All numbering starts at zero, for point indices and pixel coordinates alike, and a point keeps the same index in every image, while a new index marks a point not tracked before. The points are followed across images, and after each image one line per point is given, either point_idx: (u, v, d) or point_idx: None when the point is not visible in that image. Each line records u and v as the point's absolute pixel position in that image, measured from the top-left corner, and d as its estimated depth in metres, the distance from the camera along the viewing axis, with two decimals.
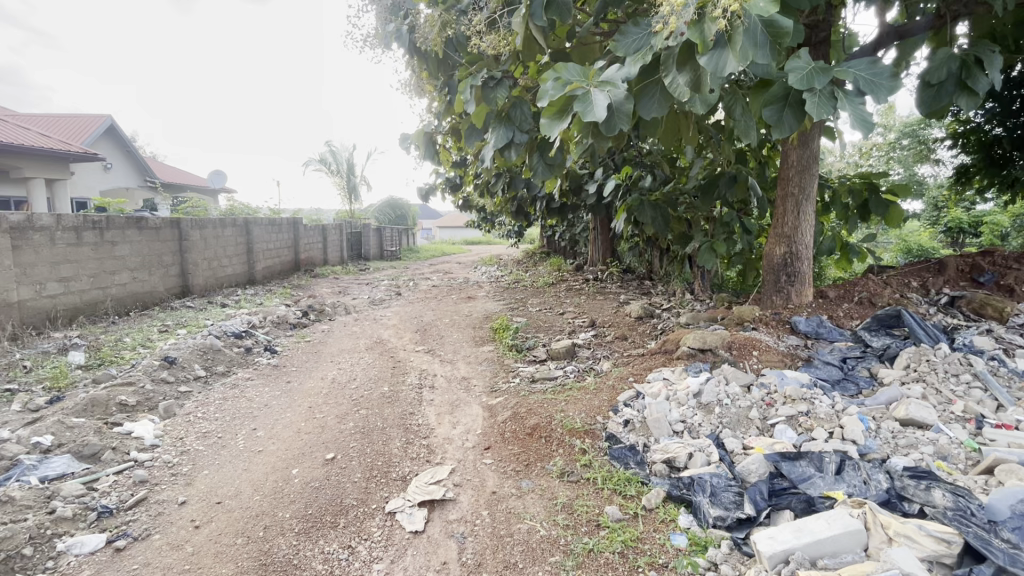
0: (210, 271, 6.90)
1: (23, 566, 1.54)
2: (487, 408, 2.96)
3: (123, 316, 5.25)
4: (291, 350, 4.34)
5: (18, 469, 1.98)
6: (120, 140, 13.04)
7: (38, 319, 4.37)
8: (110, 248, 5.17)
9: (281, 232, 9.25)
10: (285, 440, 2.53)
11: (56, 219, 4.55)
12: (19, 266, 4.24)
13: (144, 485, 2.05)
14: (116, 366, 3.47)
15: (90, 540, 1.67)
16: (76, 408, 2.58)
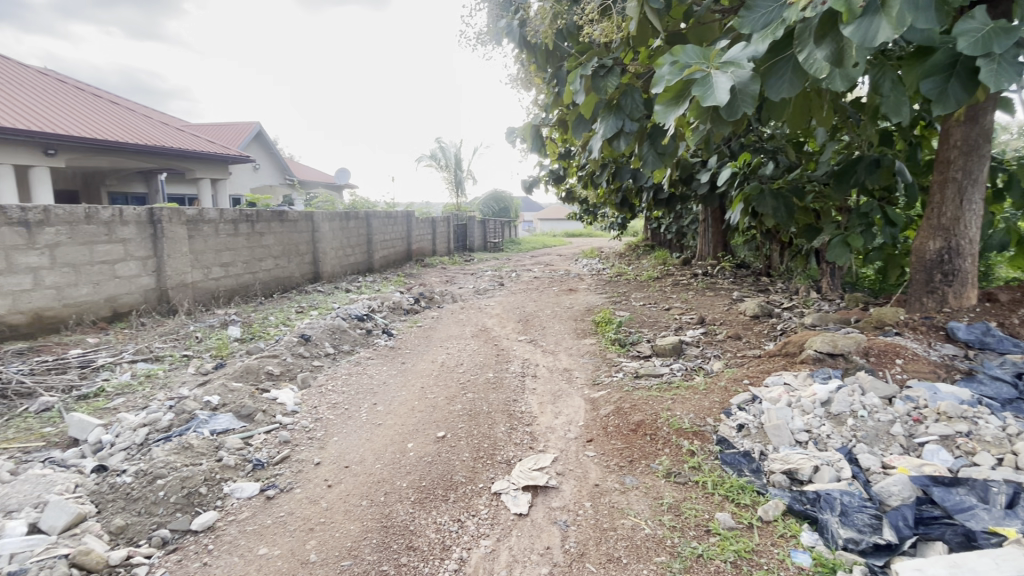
0: (336, 259, 7.64)
1: (201, 501, 1.83)
2: (590, 401, 2.95)
3: (268, 297, 6.03)
4: (404, 334, 4.68)
5: (195, 421, 2.37)
6: (266, 143, 14.91)
7: (206, 297, 5.18)
8: (259, 238, 5.95)
9: (396, 224, 9.95)
10: (402, 416, 2.74)
11: (219, 213, 5.32)
12: (193, 252, 5.04)
13: (287, 445, 2.35)
14: (264, 340, 4.01)
15: (247, 487, 1.96)
16: (235, 373, 3.02)
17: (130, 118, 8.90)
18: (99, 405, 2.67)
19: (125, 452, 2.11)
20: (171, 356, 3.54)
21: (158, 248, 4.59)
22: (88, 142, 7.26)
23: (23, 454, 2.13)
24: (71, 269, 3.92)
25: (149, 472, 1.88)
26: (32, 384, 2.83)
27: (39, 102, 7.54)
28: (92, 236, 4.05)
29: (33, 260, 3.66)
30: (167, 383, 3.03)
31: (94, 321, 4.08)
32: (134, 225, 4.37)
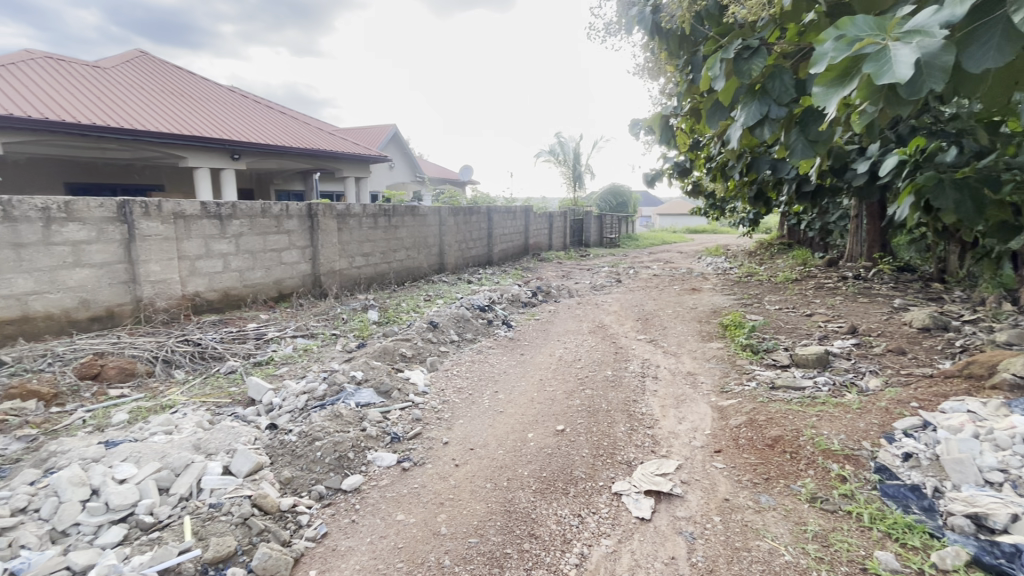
0: (459, 252, 8.08)
1: (349, 465, 2.06)
2: (718, 409, 2.76)
3: (400, 285, 6.57)
4: (523, 326, 4.79)
5: (343, 394, 2.66)
6: (401, 142, 16.22)
7: (350, 283, 5.80)
8: (395, 231, 6.50)
9: (515, 219, 10.20)
10: (522, 405, 2.82)
11: (362, 208, 5.90)
12: (341, 242, 5.65)
13: (419, 422, 2.54)
14: (397, 325, 4.38)
15: (386, 457, 2.16)
16: (375, 352, 3.35)
17: (293, 126, 10.23)
18: (270, 372, 3.14)
19: (290, 414, 2.43)
20: (323, 334, 4.03)
21: (314, 238, 5.24)
22: (261, 147, 8.49)
23: (216, 408, 2.56)
24: (250, 256, 4.62)
25: (309, 433, 2.14)
26: (222, 350, 3.40)
27: (228, 115, 9.00)
28: (266, 228, 4.73)
29: (223, 247, 4.37)
30: (320, 357, 3.46)
31: (266, 300, 4.79)
32: (296, 218, 5.03)
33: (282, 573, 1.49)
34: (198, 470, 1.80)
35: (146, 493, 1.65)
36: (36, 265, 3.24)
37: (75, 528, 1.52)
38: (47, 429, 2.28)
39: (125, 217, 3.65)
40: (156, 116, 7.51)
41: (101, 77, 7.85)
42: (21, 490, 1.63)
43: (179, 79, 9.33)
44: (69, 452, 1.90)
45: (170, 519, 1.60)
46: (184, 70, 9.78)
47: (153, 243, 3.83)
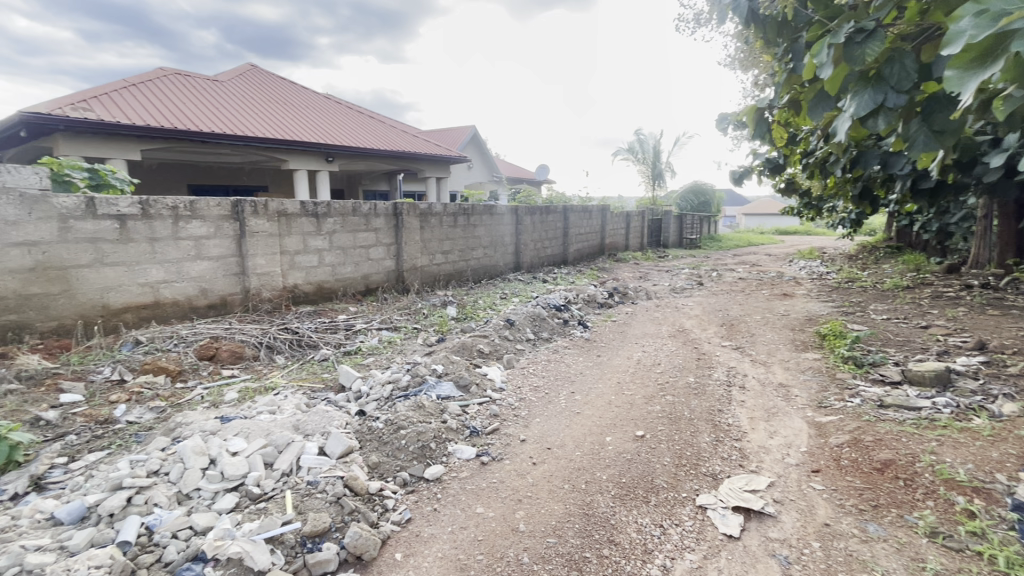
0: (535, 251, 8.11)
1: (432, 455, 2.13)
2: (815, 425, 2.54)
3: (477, 283, 6.72)
4: (600, 327, 4.70)
5: (425, 385, 2.75)
6: (479, 142, 16.61)
7: (430, 279, 6.01)
8: (473, 229, 6.65)
9: (591, 219, 10.06)
10: (599, 408, 2.77)
11: (443, 207, 6.09)
12: (423, 240, 5.87)
13: (497, 418, 2.58)
14: (475, 321, 4.48)
15: (466, 450, 2.21)
16: (455, 347, 3.44)
17: (380, 129, 10.80)
18: (358, 361, 3.33)
19: (376, 403, 2.55)
20: (405, 327, 4.21)
21: (399, 236, 5.49)
22: (351, 149, 9.01)
23: (312, 392, 2.76)
24: (341, 252, 4.92)
25: (394, 422, 2.24)
26: (316, 338, 3.66)
27: (322, 121, 9.66)
28: (356, 226, 5.03)
29: (318, 243, 4.70)
30: (403, 349, 3.62)
31: (354, 293, 5.09)
32: (383, 217, 5.30)
33: (371, 552, 1.56)
34: (298, 449, 1.94)
35: (254, 466, 1.81)
36: (166, 257, 3.66)
37: (197, 492, 1.69)
38: (173, 403, 2.57)
39: (238, 215, 4.03)
40: (262, 123, 8.22)
41: (218, 90, 8.75)
42: (154, 455, 1.85)
43: (282, 89, 10.18)
44: (192, 424, 2.13)
45: (274, 492, 1.74)
46: (287, 81, 10.65)
47: (260, 239, 4.20)
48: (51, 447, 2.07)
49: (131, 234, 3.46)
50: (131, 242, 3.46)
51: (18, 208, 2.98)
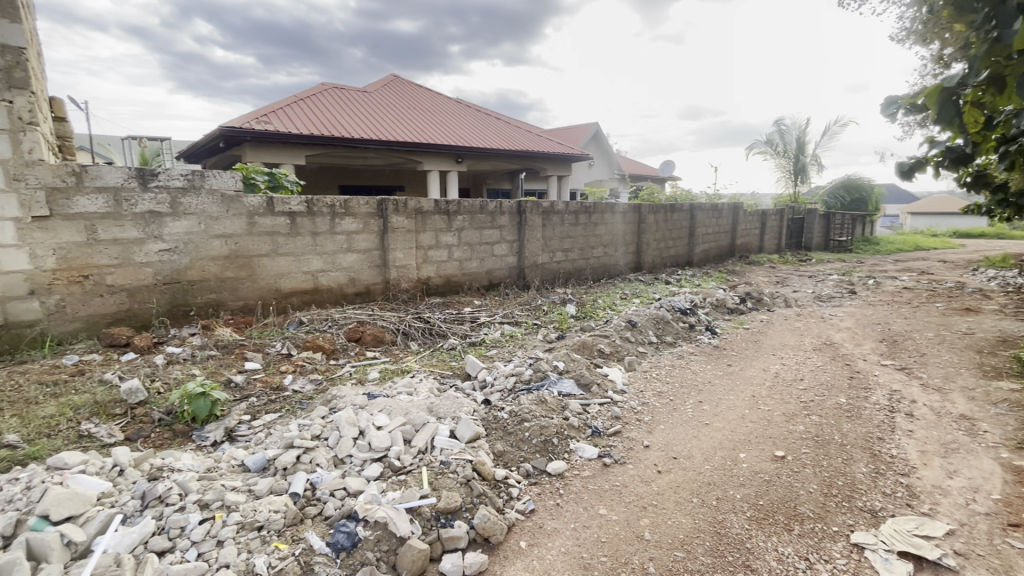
0: (657, 250, 7.78)
1: (554, 450, 2.15)
2: (1013, 470, 2.09)
3: (595, 281, 6.65)
4: (730, 334, 4.37)
5: (547, 380, 2.78)
6: (601, 140, 16.50)
7: (549, 277, 6.08)
8: (594, 227, 6.58)
9: (721, 217, 9.37)
10: (731, 421, 2.58)
11: (565, 205, 6.11)
12: (545, 238, 5.95)
13: (619, 421, 2.53)
14: (594, 321, 4.43)
15: (588, 449, 2.20)
16: (576, 346, 3.43)
17: (505, 129, 11.14)
18: (483, 353, 3.49)
19: (500, 394, 2.64)
20: (526, 323, 4.32)
21: (521, 234, 5.64)
22: (478, 150, 9.42)
23: (442, 378, 2.95)
24: (469, 247, 5.19)
25: (518, 414, 2.30)
26: (445, 328, 3.91)
27: (453, 124, 10.25)
28: (482, 223, 5.26)
29: (449, 239, 5.00)
30: (524, 344, 3.71)
31: (479, 287, 5.34)
32: (507, 215, 5.48)
33: (497, 536, 1.63)
34: (432, 430, 2.08)
35: (395, 441, 1.99)
36: (324, 249, 4.16)
37: (349, 458, 1.90)
38: (328, 377, 2.93)
39: (382, 212, 4.44)
40: (401, 128, 8.96)
41: (366, 100, 9.74)
42: (317, 422, 2.12)
43: (418, 96, 10.99)
44: (344, 398, 2.40)
45: (412, 466, 1.89)
46: (424, 89, 11.52)
47: (399, 234, 4.59)
48: (239, 405, 2.47)
49: (298, 228, 3.99)
50: (298, 235, 4.00)
51: (220, 206, 3.59)
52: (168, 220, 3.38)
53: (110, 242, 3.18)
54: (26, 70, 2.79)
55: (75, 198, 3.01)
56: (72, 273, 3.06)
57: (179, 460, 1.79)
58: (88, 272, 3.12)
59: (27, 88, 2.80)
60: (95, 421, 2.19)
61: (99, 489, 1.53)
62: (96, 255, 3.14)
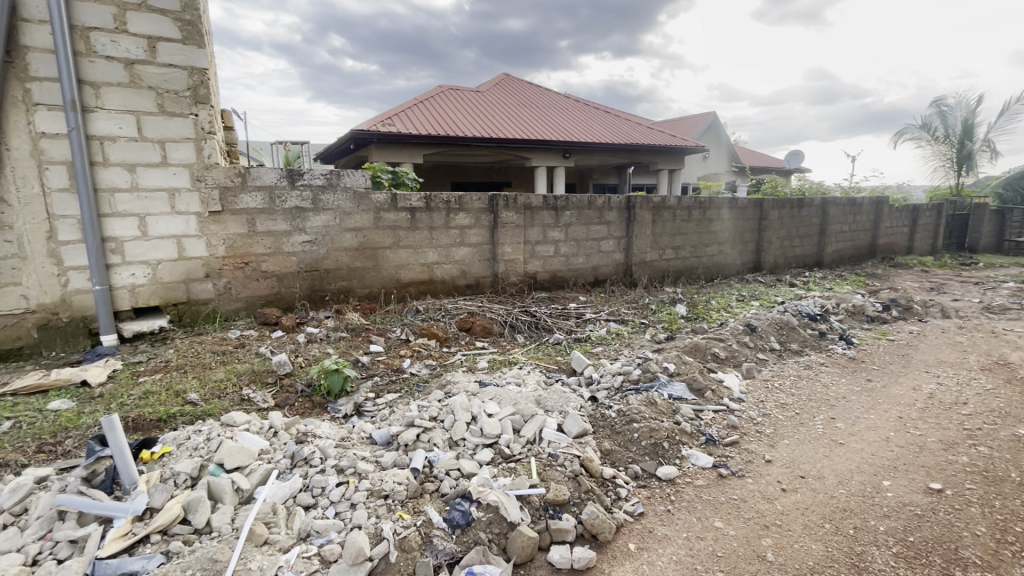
0: (781, 250, 7.12)
1: (664, 454, 2.07)
2: None
3: (708, 281, 6.27)
4: (870, 346, 3.86)
5: (657, 382, 2.68)
6: (718, 131, 15.61)
7: (658, 275, 5.85)
8: (708, 224, 6.19)
9: (860, 213, 8.29)
10: (870, 443, 2.29)
11: (678, 200, 5.82)
12: (654, 234, 5.72)
13: (735, 431, 2.36)
14: (708, 323, 4.17)
15: (702, 457, 2.09)
16: (687, 348, 3.26)
17: (615, 123, 10.89)
18: (588, 349, 3.47)
19: (607, 392, 2.59)
20: (633, 321, 4.20)
21: (630, 230, 5.49)
22: (586, 144, 9.31)
23: (548, 372, 2.98)
24: (575, 243, 5.17)
25: (627, 414, 2.24)
26: (551, 323, 3.94)
27: (562, 119, 10.24)
28: (590, 218, 5.21)
29: (556, 234, 5.01)
30: (631, 343, 3.62)
31: (584, 283, 5.30)
32: (616, 210, 5.36)
33: (606, 535, 1.62)
34: (540, 422, 2.11)
35: (505, 429, 2.05)
36: (440, 243, 4.41)
37: (463, 440, 1.99)
38: (441, 363, 3.11)
39: (493, 208, 4.59)
40: (510, 125, 9.16)
41: (479, 100, 10.10)
42: (433, 404, 2.26)
43: (528, 93, 11.15)
44: (457, 384, 2.53)
45: (521, 455, 1.93)
46: (534, 86, 11.66)
47: (509, 229, 4.71)
48: (366, 383, 2.72)
49: (417, 223, 4.27)
50: (417, 230, 4.28)
51: (351, 203, 3.95)
52: (310, 215, 3.81)
53: (265, 234, 3.65)
54: (207, 87, 3.30)
55: (240, 196, 3.51)
56: (236, 260, 3.58)
57: (319, 428, 2.02)
58: (248, 260, 3.62)
59: (208, 102, 3.31)
60: (253, 387, 2.55)
61: (259, 445, 1.78)
62: (254, 245, 3.63)
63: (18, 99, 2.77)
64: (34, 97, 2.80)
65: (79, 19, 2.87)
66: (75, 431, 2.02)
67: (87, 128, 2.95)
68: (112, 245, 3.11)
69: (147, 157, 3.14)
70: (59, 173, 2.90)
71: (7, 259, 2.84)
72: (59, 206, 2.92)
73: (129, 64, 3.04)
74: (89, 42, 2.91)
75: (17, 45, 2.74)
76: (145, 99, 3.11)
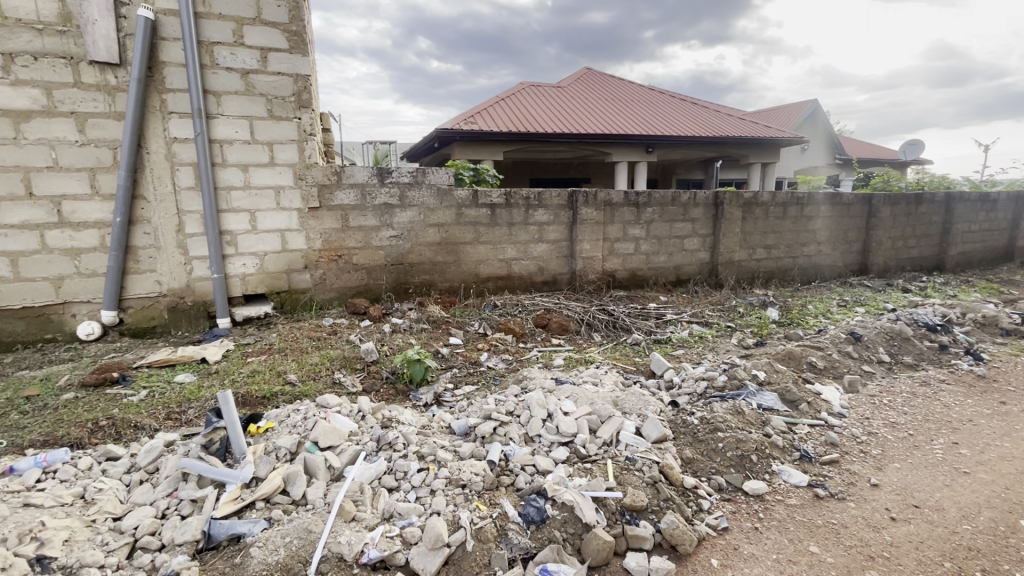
0: (893, 251, 6.39)
1: (752, 468, 1.94)
2: None
3: (805, 284, 5.78)
4: (1005, 363, 3.35)
5: (745, 390, 2.50)
6: (821, 121, 14.33)
7: (747, 276, 5.49)
8: (806, 222, 5.71)
9: (995, 211, 7.22)
10: (1004, 475, 1.98)
11: (772, 196, 5.41)
12: (744, 233, 5.37)
13: (835, 449, 2.16)
14: (803, 329, 3.84)
15: (796, 475, 1.93)
16: (780, 355, 3.02)
17: (702, 114, 10.35)
18: (668, 351, 3.33)
19: (689, 397, 2.47)
20: (718, 324, 3.97)
21: (717, 227, 5.20)
22: (671, 138, 8.93)
23: (625, 373, 2.90)
24: (657, 241, 4.98)
25: (711, 421, 2.13)
26: (629, 322, 3.83)
27: (645, 112, 9.90)
28: (674, 215, 4.99)
29: (637, 232, 4.86)
30: (716, 347, 3.43)
31: (665, 283, 5.10)
32: (702, 206, 5.09)
33: (686, 547, 1.55)
34: (618, 424, 2.06)
35: (581, 428, 2.02)
36: (518, 239, 4.44)
37: (539, 437, 2.00)
38: (518, 359, 3.14)
39: (572, 204, 4.55)
40: (591, 120, 9.01)
41: (560, 95, 10.04)
42: (510, 399, 2.29)
43: (610, 87, 10.90)
44: (533, 380, 2.54)
45: (597, 457, 1.90)
46: (617, 79, 11.38)
47: (588, 226, 4.64)
48: (445, 374, 2.81)
49: (497, 219, 4.33)
50: (497, 226, 4.34)
51: (435, 199, 4.09)
52: (397, 211, 3.99)
53: (357, 228, 3.88)
54: (309, 92, 3.56)
55: (336, 193, 3.75)
56: (331, 253, 3.84)
57: (402, 414, 2.11)
58: (341, 253, 3.87)
59: (310, 106, 3.57)
60: (343, 371, 2.73)
61: (349, 427, 1.90)
62: (347, 239, 3.87)
63: (156, 109, 3.16)
64: (169, 106, 3.18)
65: (205, 35, 3.21)
66: (196, 402, 2.28)
67: (209, 133, 3.30)
68: (227, 238, 3.46)
69: (258, 158, 3.46)
70: (187, 174, 3.27)
71: (146, 250, 3.26)
72: (187, 203, 3.30)
73: (245, 74, 3.35)
74: (213, 56, 3.25)
75: (156, 62, 3.12)
76: (257, 106, 3.41)
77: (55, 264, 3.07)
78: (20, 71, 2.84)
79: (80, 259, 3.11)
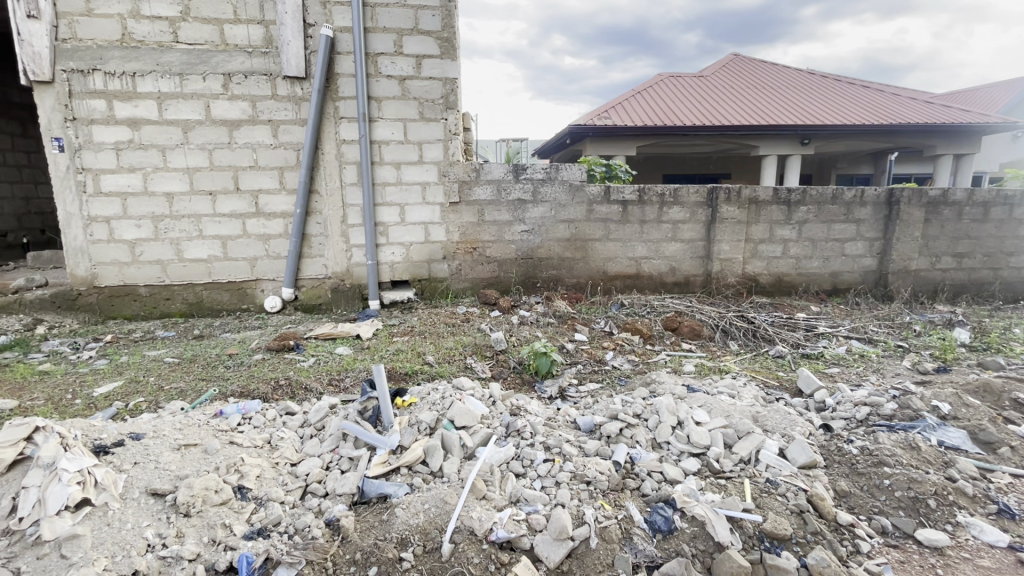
0: None
1: (928, 514, 1.65)
2: None
3: (1008, 303, 4.72)
4: None
5: (922, 423, 2.12)
6: None
7: (926, 288, 4.65)
8: (1016, 226, 4.64)
9: None
10: None
11: (969, 194, 4.49)
12: (925, 238, 4.55)
13: None
14: (1006, 357, 3.14)
15: (991, 532, 1.59)
16: (969, 386, 2.50)
17: (875, 99, 8.97)
18: (819, 368, 2.97)
19: (845, 422, 2.16)
20: (885, 342, 3.42)
21: (888, 230, 4.48)
22: (834, 128, 7.89)
23: (766, 387, 2.65)
24: (811, 244, 4.44)
25: (875, 453, 1.86)
26: (773, 332, 3.48)
27: (802, 100, 8.87)
28: (833, 215, 4.40)
29: (786, 233, 4.39)
30: (881, 369, 2.96)
31: (818, 291, 4.54)
32: (871, 206, 4.41)
33: None
34: (758, 441, 1.89)
35: (716, 441, 1.89)
36: (650, 237, 4.28)
37: (667, 444, 1.91)
38: (645, 360, 3.04)
39: (711, 202, 4.25)
40: (738, 111, 8.31)
41: (701, 85, 9.42)
42: (637, 401, 2.22)
43: (761, 73, 9.94)
44: (663, 385, 2.44)
45: (733, 473, 1.77)
46: (768, 64, 10.35)
47: (728, 225, 4.30)
48: (570, 369, 2.83)
49: (629, 216, 4.22)
50: (628, 223, 4.23)
51: (566, 195, 4.12)
52: (529, 206, 4.09)
53: (491, 223, 4.07)
54: (456, 94, 3.80)
55: (474, 189, 3.97)
56: (467, 246, 4.07)
57: (529, 404, 2.17)
58: (476, 246, 4.09)
59: (456, 107, 3.82)
60: (474, 357, 2.89)
61: (481, 411, 2.00)
62: (482, 233, 4.07)
63: (331, 115, 3.62)
64: (341, 112, 3.62)
65: (372, 47, 3.59)
66: (352, 372, 2.60)
67: (371, 134, 3.70)
68: (381, 228, 3.86)
69: (410, 156, 3.79)
70: (353, 171, 3.72)
71: (318, 237, 3.78)
72: (351, 197, 3.75)
73: (402, 80, 3.69)
74: (377, 66, 3.63)
75: (334, 74, 3.58)
76: (411, 108, 3.74)
77: (252, 247, 3.69)
78: (235, 88, 3.45)
79: (269, 243, 3.71)
